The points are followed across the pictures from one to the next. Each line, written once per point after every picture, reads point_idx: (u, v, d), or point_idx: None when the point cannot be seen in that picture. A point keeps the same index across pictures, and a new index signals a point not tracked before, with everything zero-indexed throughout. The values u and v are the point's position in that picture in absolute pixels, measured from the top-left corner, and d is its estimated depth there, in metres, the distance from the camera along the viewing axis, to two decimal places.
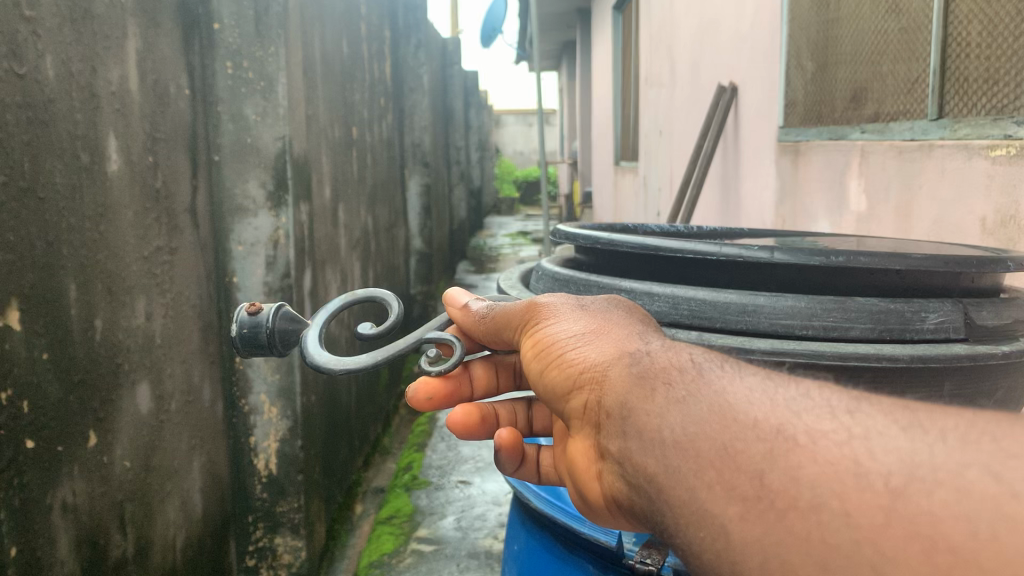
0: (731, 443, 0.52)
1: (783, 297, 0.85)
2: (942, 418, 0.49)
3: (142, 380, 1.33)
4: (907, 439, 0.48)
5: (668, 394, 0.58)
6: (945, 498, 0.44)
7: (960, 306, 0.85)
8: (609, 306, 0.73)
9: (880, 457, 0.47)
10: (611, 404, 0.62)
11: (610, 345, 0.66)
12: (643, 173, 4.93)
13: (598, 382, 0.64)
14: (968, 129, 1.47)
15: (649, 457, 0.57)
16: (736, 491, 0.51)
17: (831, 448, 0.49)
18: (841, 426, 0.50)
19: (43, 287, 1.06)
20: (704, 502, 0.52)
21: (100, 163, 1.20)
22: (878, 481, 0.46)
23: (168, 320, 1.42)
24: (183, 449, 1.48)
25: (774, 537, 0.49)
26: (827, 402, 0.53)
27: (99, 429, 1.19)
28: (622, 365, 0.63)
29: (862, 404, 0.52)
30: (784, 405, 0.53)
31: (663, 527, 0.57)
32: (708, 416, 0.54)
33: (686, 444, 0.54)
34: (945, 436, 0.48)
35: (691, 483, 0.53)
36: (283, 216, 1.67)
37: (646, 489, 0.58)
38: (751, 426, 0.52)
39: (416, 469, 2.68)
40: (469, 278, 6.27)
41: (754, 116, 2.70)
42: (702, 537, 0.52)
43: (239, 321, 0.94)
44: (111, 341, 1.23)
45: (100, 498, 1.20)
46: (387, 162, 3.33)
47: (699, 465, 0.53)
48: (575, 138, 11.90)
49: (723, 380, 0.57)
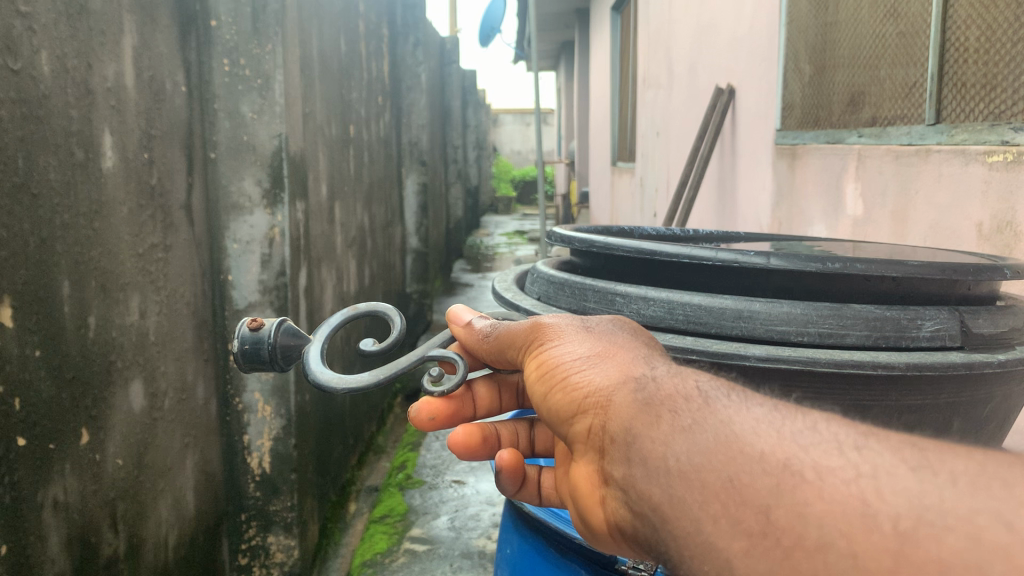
0: (737, 477, 0.51)
1: (779, 303, 0.84)
2: (950, 459, 0.49)
3: (135, 378, 1.32)
4: (916, 480, 0.48)
5: (674, 420, 0.57)
6: (955, 544, 0.44)
7: (956, 314, 0.85)
8: (615, 328, 0.72)
9: (888, 498, 0.47)
10: (615, 427, 0.62)
11: (615, 369, 0.66)
12: (640, 173, 4.92)
13: (603, 405, 0.64)
14: (965, 134, 1.47)
15: (653, 484, 0.57)
16: (742, 526, 0.50)
17: (838, 486, 0.48)
18: (849, 464, 0.49)
19: (37, 283, 1.05)
20: (708, 534, 0.52)
21: (94, 159, 1.19)
22: (886, 523, 0.46)
23: (162, 316, 1.42)
24: (176, 447, 1.48)
25: (779, 575, 0.48)
26: (835, 435, 0.52)
27: (91, 428, 1.19)
28: (627, 390, 0.63)
29: (869, 439, 0.52)
30: (790, 438, 0.52)
31: (666, 557, 0.57)
32: (714, 447, 0.53)
33: (692, 473, 0.54)
34: (954, 479, 0.47)
35: (697, 515, 0.53)
36: (279, 214, 1.66)
37: (650, 518, 0.58)
38: (757, 458, 0.52)
39: (409, 469, 2.67)
40: (466, 277, 6.27)
41: (752, 119, 2.70)
42: (707, 570, 0.52)
43: (240, 336, 0.94)
44: (104, 339, 1.23)
45: (92, 496, 1.19)
46: (384, 159, 3.33)
47: (704, 495, 0.53)
48: (571, 138, 11.89)
49: (730, 410, 0.56)
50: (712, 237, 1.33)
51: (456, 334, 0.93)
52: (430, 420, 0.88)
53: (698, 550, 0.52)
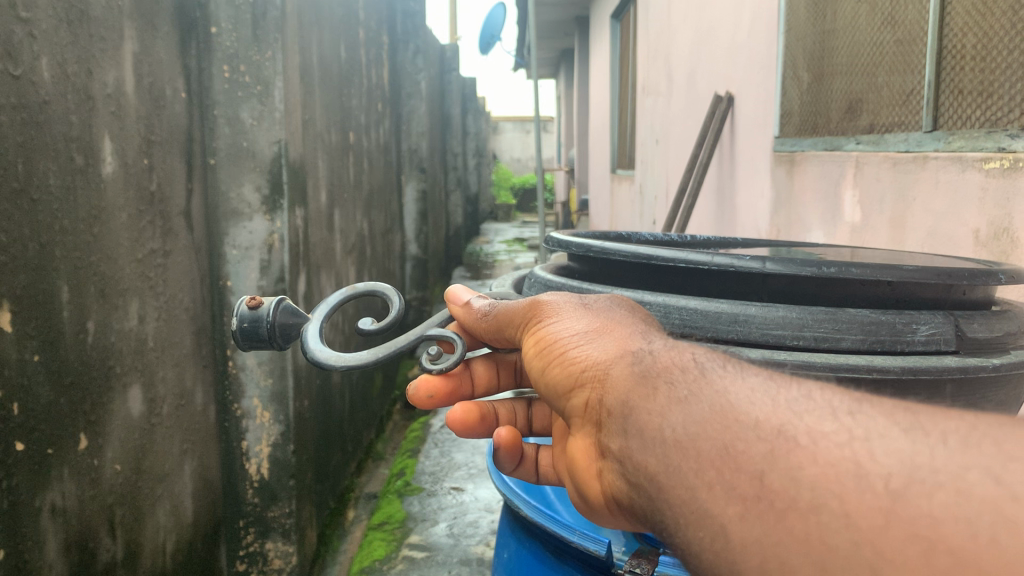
0: (732, 442, 0.52)
1: (775, 307, 0.85)
2: (943, 421, 0.49)
3: (134, 384, 1.32)
4: (909, 441, 0.47)
5: (671, 391, 0.57)
6: (946, 501, 0.44)
7: (952, 319, 0.85)
8: (612, 304, 0.73)
9: (881, 458, 0.47)
10: (614, 397, 0.62)
11: (613, 344, 0.66)
12: (638, 182, 4.94)
13: (601, 377, 0.64)
14: (962, 142, 1.48)
15: (649, 455, 0.57)
16: (736, 492, 0.50)
17: (831, 449, 0.48)
18: (843, 428, 0.49)
19: (35, 289, 1.05)
20: (703, 500, 0.52)
21: (94, 165, 1.19)
22: (878, 482, 0.46)
23: (161, 323, 1.42)
24: (174, 452, 1.48)
25: (773, 538, 0.48)
26: (829, 402, 0.52)
27: (89, 432, 1.19)
28: (625, 363, 0.63)
29: (863, 405, 0.52)
30: (786, 406, 0.52)
31: (662, 526, 0.57)
32: (710, 416, 0.54)
33: (688, 440, 0.54)
34: (946, 440, 0.47)
35: (692, 483, 0.53)
36: (278, 221, 1.67)
37: (646, 488, 0.58)
38: (752, 425, 0.52)
39: (408, 476, 2.67)
40: (465, 285, 6.28)
41: (750, 127, 2.71)
42: (701, 537, 0.52)
43: (239, 315, 0.94)
44: (102, 344, 1.23)
45: (90, 502, 1.19)
46: (384, 166, 3.34)
47: (700, 464, 0.53)
48: (571, 147, 11.90)
49: (725, 380, 0.56)
50: (710, 242, 1.34)
51: (455, 313, 0.93)
52: (428, 398, 0.90)
53: (693, 517, 0.52)
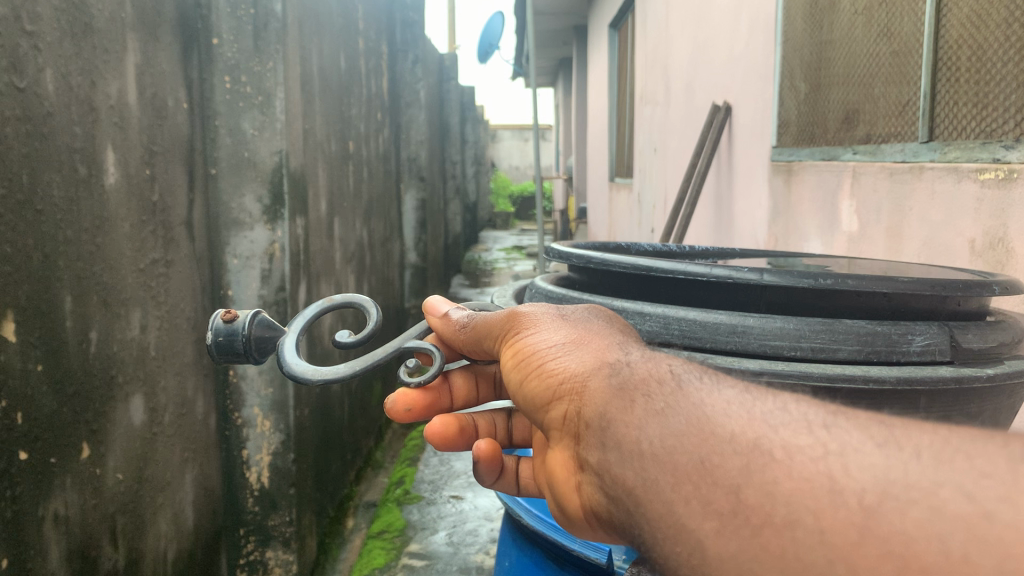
0: (708, 455, 0.53)
1: (772, 318, 0.86)
2: (918, 435, 0.49)
3: (136, 393, 1.33)
4: (882, 456, 0.48)
5: (647, 404, 0.59)
6: (918, 516, 0.44)
7: (946, 330, 0.86)
8: (590, 316, 0.74)
9: (856, 474, 0.48)
10: (591, 410, 0.63)
11: (590, 356, 0.67)
12: (637, 190, 4.95)
13: (578, 389, 0.66)
14: (958, 152, 1.49)
15: (626, 468, 0.58)
16: (712, 506, 0.51)
17: (806, 464, 0.49)
18: (818, 442, 0.50)
19: (38, 299, 1.06)
20: (681, 513, 0.53)
21: (97, 176, 1.20)
22: (852, 499, 0.47)
23: (162, 332, 1.43)
24: (175, 461, 1.48)
25: (748, 553, 0.49)
26: (804, 416, 0.53)
27: (92, 441, 1.20)
28: (602, 375, 0.64)
29: (838, 419, 0.52)
30: (761, 420, 0.53)
31: (640, 539, 0.58)
32: (686, 429, 0.55)
33: (664, 453, 0.56)
34: (919, 454, 0.48)
35: (669, 497, 0.54)
36: (279, 230, 1.68)
37: (624, 502, 0.59)
38: (728, 438, 0.53)
39: (408, 484, 2.67)
40: (464, 293, 6.30)
41: (748, 137, 2.72)
42: (679, 551, 0.53)
43: (214, 328, 0.94)
44: (105, 352, 1.23)
45: (92, 511, 1.20)
46: (383, 175, 3.35)
47: (676, 477, 0.54)
48: (569, 155, 11.93)
49: (701, 392, 0.58)
50: (708, 252, 1.35)
51: (433, 325, 0.94)
52: (406, 411, 0.91)
53: (670, 531, 0.54)
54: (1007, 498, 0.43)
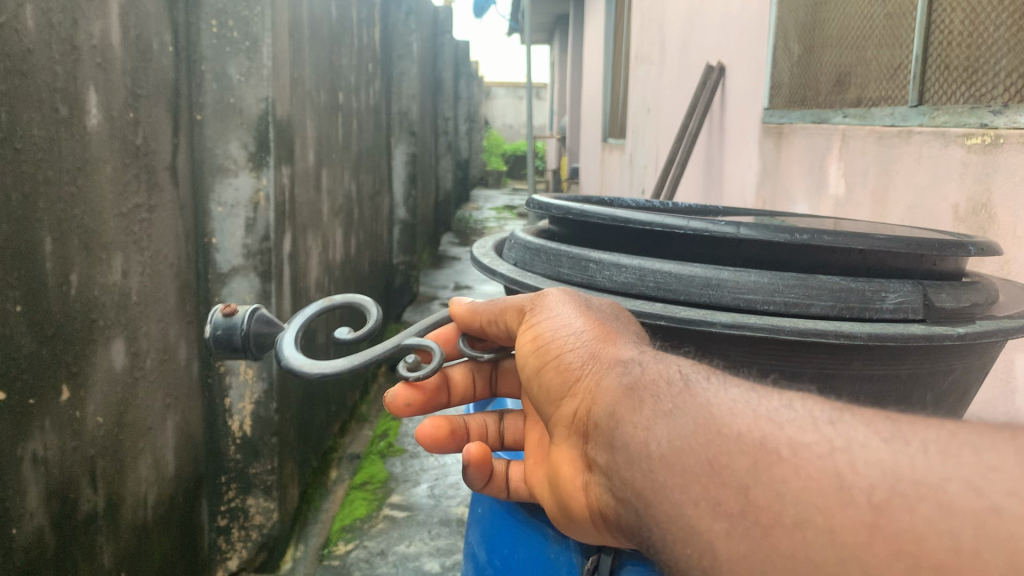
0: (714, 457, 0.57)
1: (747, 272, 0.86)
2: (922, 429, 0.54)
3: (117, 337, 1.33)
4: (889, 451, 0.52)
5: (657, 404, 0.64)
6: (927, 513, 0.48)
7: (920, 288, 0.86)
8: (604, 314, 0.80)
9: (862, 470, 0.52)
10: (601, 406, 0.69)
11: (603, 356, 0.73)
12: (629, 150, 4.93)
13: (591, 384, 0.72)
14: (946, 116, 1.48)
15: (636, 469, 0.63)
16: (723, 507, 0.56)
17: (814, 461, 0.53)
18: (824, 439, 0.55)
19: (18, 239, 1.05)
20: (691, 515, 0.57)
21: (79, 116, 1.19)
22: (861, 496, 0.51)
23: (145, 277, 1.42)
24: (157, 406, 1.49)
25: (760, 553, 0.53)
26: (810, 413, 0.58)
27: (72, 383, 1.20)
28: (614, 374, 0.70)
29: (843, 414, 0.57)
30: (768, 417, 0.58)
31: (649, 540, 0.62)
32: (693, 431, 0.60)
33: (673, 455, 0.60)
34: (925, 448, 0.52)
35: (679, 499, 0.58)
36: (264, 178, 1.67)
37: (632, 503, 0.64)
38: (735, 438, 0.57)
39: (392, 437, 2.70)
40: (453, 250, 6.29)
41: (740, 99, 2.70)
42: (690, 553, 0.57)
43: (212, 323, 0.99)
44: (86, 297, 1.23)
45: (72, 454, 1.20)
46: (374, 128, 3.32)
47: (686, 480, 0.58)
48: (563, 114, 11.84)
49: (709, 393, 0.63)
50: (693, 209, 1.35)
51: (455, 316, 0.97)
52: (406, 407, 0.92)
53: (681, 533, 0.58)
54: (1013, 491, 0.47)
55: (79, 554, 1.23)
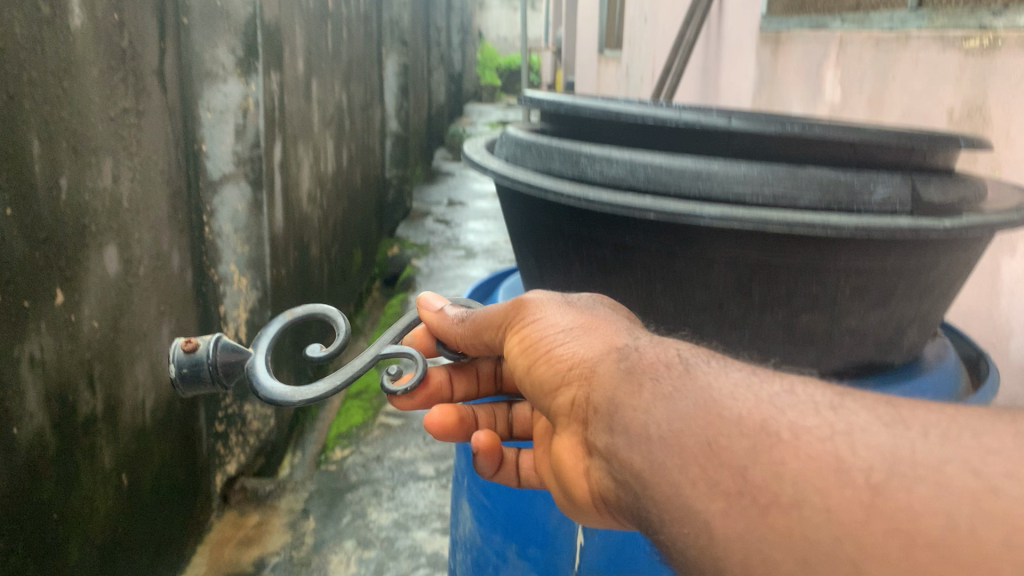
0: (716, 438, 0.60)
1: (737, 165, 0.86)
2: (922, 414, 0.57)
3: (109, 243, 1.33)
4: (888, 435, 0.55)
5: (658, 390, 0.65)
6: (924, 494, 0.51)
7: (908, 181, 0.87)
8: (593, 304, 0.83)
9: (862, 452, 0.54)
10: (599, 395, 0.71)
11: (597, 343, 0.75)
12: (625, 61, 4.85)
13: (587, 374, 0.73)
14: (946, 20, 1.45)
15: (637, 450, 0.65)
16: (719, 488, 0.58)
17: (813, 443, 0.56)
18: (825, 422, 0.58)
19: (5, 141, 1.04)
20: (690, 495, 0.59)
21: (61, 16, 1.16)
22: (859, 477, 0.53)
23: (135, 183, 1.41)
24: (152, 313, 1.50)
25: (755, 534, 0.55)
26: (810, 397, 0.61)
27: (65, 288, 1.20)
28: (610, 360, 0.72)
29: (843, 399, 0.60)
30: (769, 400, 0.61)
31: (646, 519, 0.64)
32: (693, 413, 0.62)
33: (676, 437, 0.62)
34: (926, 432, 0.55)
35: (676, 478, 0.61)
36: (252, 84, 1.71)
37: (631, 484, 0.66)
38: (735, 420, 0.60)
39: (387, 349, 2.74)
40: (447, 165, 6.24)
41: (739, 4, 2.64)
42: (686, 532, 0.59)
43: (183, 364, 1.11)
44: (76, 202, 1.22)
45: (68, 357, 1.22)
46: (365, 36, 3.24)
47: (684, 460, 0.61)
48: (558, 25, 11.59)
49: (709, 375, 0.65)
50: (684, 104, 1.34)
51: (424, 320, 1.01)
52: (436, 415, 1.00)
53: (679, 513, 0.60)
54: (1011, 473, 0.50)
55: (80, 454, 1.26)
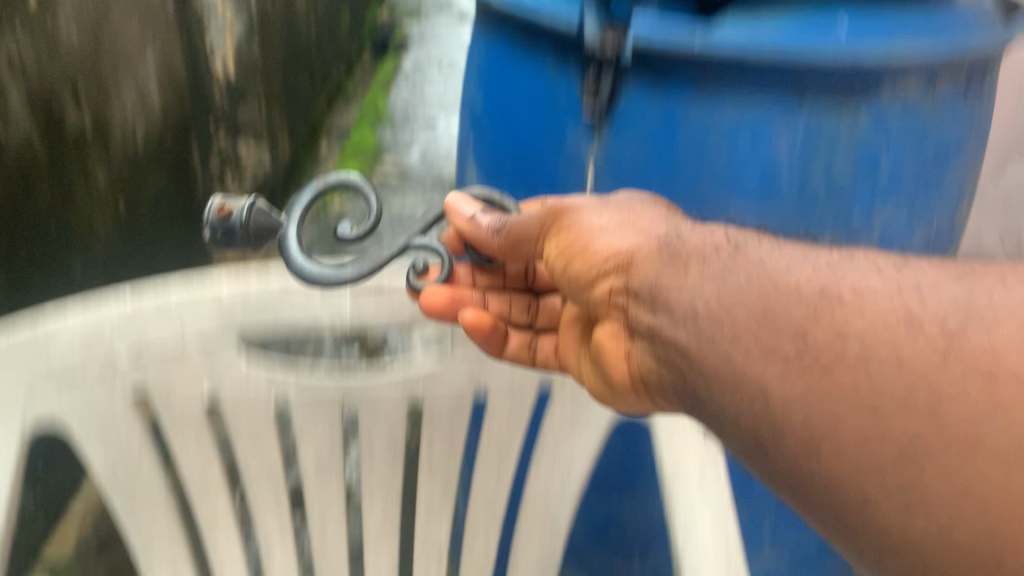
0: (780, 318, 0.58)
1: None
2: (991, 269, 0.55)
3: (126, 87, 1.29)
4: (962, 287, 0.54)
5: (719, 277, 0.64)
6: (1006, 335, 0.49)
7: None
8: (631, 202, 0.80)
9: (931, 304, 0.54)
10: (638, 277, 0.71)
11: (635, 234, 0.74)
12: None
13: (619, 263, 0.73)
14: None
15: (696, 343, 0.63)
16: (777, 353, 0.57)
17: (877, 301, 0.55)
18: (890, 284, 0.57)
19: None
20: (756, 376, 0.58)
21: None
22: (931, 327, 0.52)
23: (156, 40, 1.37)
24: (171, 183, 1.46)
25: (818, 393, 0.54)
26: (872, 263, 0.60)
27: (87, 126, 1.19)
28: (652, 248, 0.71)
29: (909, 263, 0.59)
30: (827, 269, 0.60)
31: (693, 394, 0.65)
32: (746, 286, 0.61)
33: (804, 404, 0.54)
34: (1005, 279, 0.53)
35: (727, 351, 0.60)
36: None
37: (676, 360, 0.66)
38: (792, 289, 0.59)
39: None
40: None
41: None
42: (739, 402, 0.59)
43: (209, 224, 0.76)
44: (95, 31, 1.19)
45: (88, 199, 1.21)
46: None
47: (735, 332, 0.60)
48: None
49: (763, 253, 0.64)
50: None
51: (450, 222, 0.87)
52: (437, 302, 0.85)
53: (748, 416, 0.58)
54: None
55: None
